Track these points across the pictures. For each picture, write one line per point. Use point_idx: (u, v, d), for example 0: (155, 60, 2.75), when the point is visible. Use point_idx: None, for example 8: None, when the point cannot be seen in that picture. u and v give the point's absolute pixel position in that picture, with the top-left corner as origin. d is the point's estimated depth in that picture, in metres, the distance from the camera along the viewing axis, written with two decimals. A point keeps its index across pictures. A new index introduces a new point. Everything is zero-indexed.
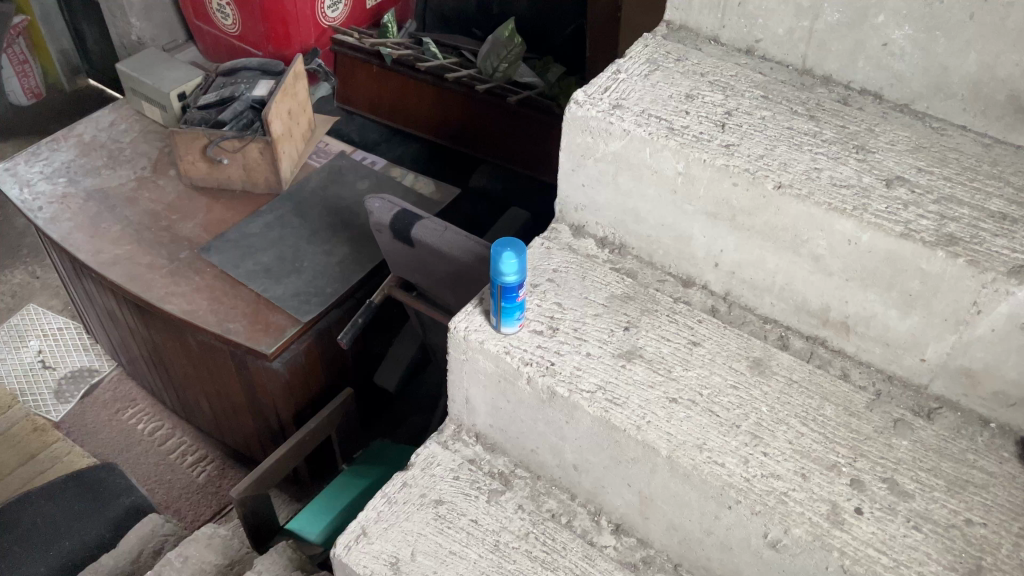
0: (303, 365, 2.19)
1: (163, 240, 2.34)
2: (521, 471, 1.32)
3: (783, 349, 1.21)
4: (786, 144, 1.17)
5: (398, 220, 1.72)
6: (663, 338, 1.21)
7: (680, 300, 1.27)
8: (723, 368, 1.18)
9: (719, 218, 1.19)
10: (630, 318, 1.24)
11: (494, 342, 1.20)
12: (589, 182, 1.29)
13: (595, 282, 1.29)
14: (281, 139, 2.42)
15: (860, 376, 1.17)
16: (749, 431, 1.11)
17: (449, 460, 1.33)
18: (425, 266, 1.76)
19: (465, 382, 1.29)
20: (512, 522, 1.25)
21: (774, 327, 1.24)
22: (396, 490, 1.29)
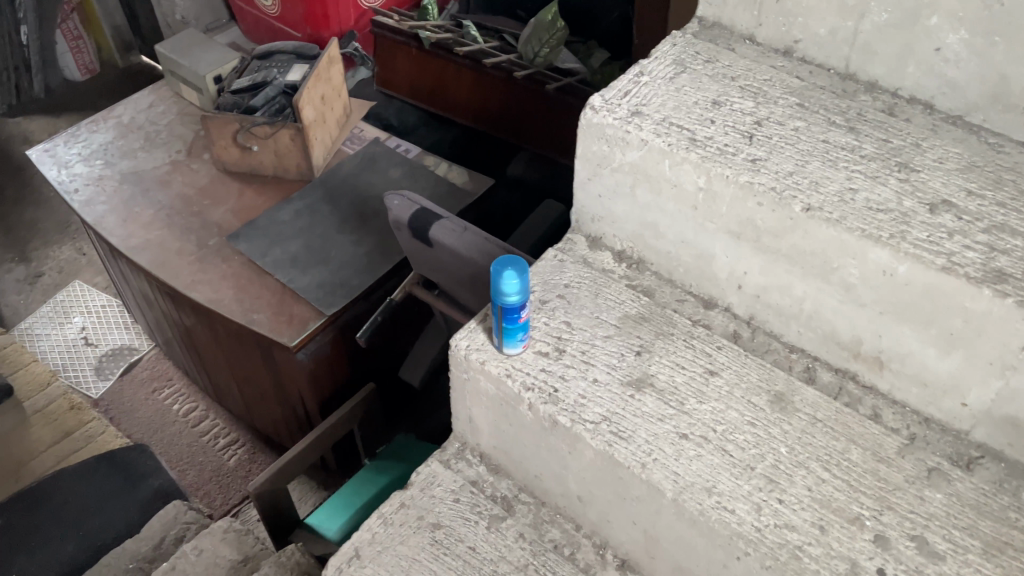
0: (327, 357, 2.15)
1: (193, 226, 2.32)
2: (526, 496, 1.25)
3: (808, 383, 1.10)
4: (819, 160, 1.06)
5: (417, 218, 1.65)
6: (678, 365, 1.12)
7: (699, 324, 1.17)
8: (742, 402, 1.08)
9: (743, 239, 1.09)
10: (643, 343, 1.15)
11: (493, 362, 1.13)
12: (605, 193, 1.20)
13: (608, 300, 1.20)
14: (313, 126, 2.37)
15: (893, 417, 1.07)
16: (764, 475, 1.02)
17: (450, 481, 1.26)
18: (445, 266, 1.69)
19: (468, 402, 1.22)
20: (511, 552, 1.19)
21: (801, 358, 1.13)
22: (393, 511, 1.23)
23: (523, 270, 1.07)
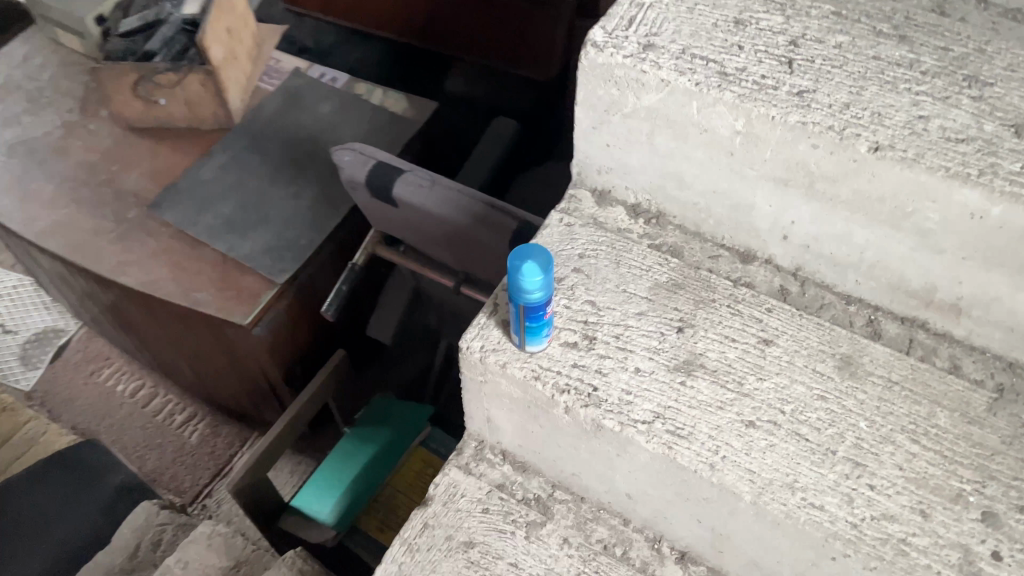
0: (286, 326, 1.94)
1: (105, 199, 2.03)
2: (561, 492, 1.12)
3: (875, 339, 0.97)
4: (876, 83, 0.89)
5: (374, 176, 1.43)
6: (727, 338, 0.98)
7: (741, 283, 1.02)
8: (807, 372, 0.95)
9: (792, 185, 0.92)
10: (683, 316, 0.99)
11: (516, 364, 0.96)
12: (616, 142, 1.01)
13: (633, 267, 1.03)
14: (224, 66, 2.07)
15: (974, 366, 0.95)
16: (849, 458, 0.89)
17: (475, 489, 1.12)
18: (414, 225, 1.49)
19: (486, 403, 1.06)
20: (557, 562, 1.06)
21: (861, 309, 1.00)
22: (416, 535, 1.09)
23: (545, 264, 0.88)
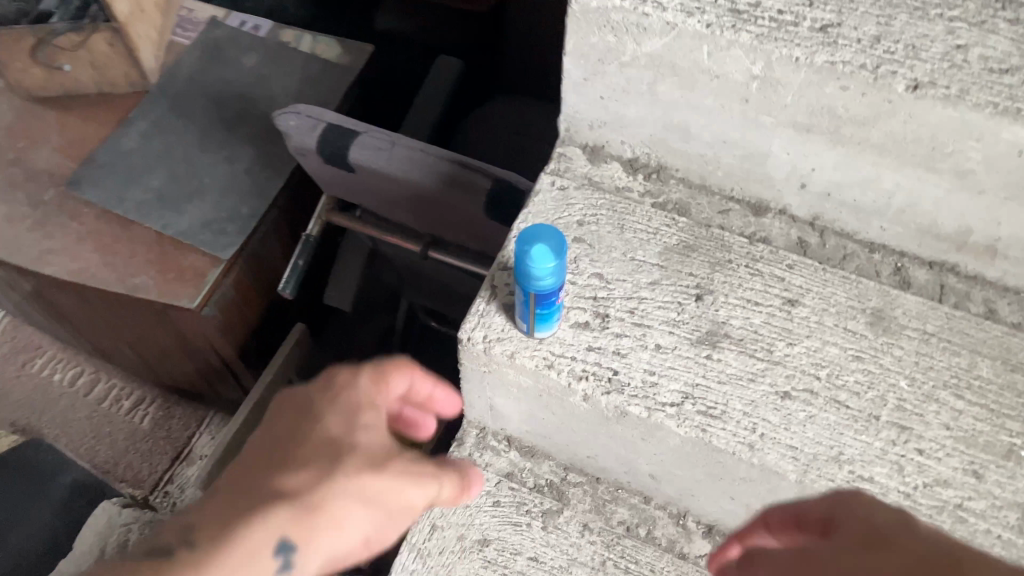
0: (238, 302, 1.72)
1: (11, 180, 1.75)
2: (575, 475, 1.05)
3: (904, 289, 0.91)
4: (908, 10, 0.78)
5: (326, 141, 1.29)
6: (750, 303, 0.90)
7: (757, 240, 0.94)
8: (838, 332, 0.88)
9: (814, 131, 0.84)
10: (701, 282, 0.91)
11: (526, 354, 0.87)
12: (611, 94, 0.91)
13: (638, 231, 0.94)
14: (133, 20, 1.78)
15: (1010, 309, 0.89)
16: (893, 422, 0.83)
17: (483, 481, 1.03)
18: (374, 190, 1.36)
19: (489, 392, 0.97)
20: (580, 551, 1.00)
21: (885, 257, 0.93)
22: (426, 540, 1.00)
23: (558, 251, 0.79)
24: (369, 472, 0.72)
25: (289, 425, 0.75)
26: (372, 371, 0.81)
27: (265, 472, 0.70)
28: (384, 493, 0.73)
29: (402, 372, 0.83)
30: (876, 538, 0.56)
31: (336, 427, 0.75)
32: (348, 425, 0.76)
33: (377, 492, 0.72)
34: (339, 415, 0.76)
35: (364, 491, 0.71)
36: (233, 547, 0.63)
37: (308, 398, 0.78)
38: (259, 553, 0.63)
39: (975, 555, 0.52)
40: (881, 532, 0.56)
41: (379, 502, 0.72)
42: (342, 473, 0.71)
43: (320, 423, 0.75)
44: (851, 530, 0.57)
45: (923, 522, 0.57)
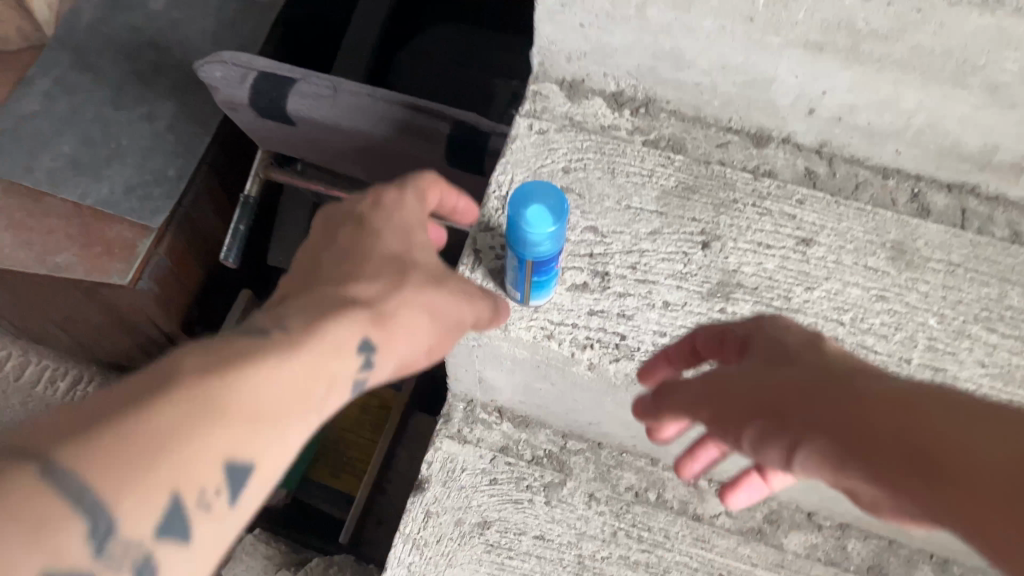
0: (174, 274, 1.51)
1: None
2: (575, 442, 0.97)
3: (924, 216, 0.83)
4: None
5: (260, 92, 1.15)
6: (762, 245, 0.81)
7: (761, 174, 0.85)
8: (859, 271, 0.81)
9: (827, 52, 0.74)
10: (706, 227, 0.82)
11: (522, 325, 0.78)
12: (593, 22, 0.79)
13: (631, 174, 0.84)
14: None
15: None
16: (926, 365, 0.77)
17: (476, 459, 0.95)
18: (318, 142, 1.23)
19: (477, 365, 0.87)
20: (588, 524, 0.92)
21: (901, 182, 0.85)
22: (420, 529, 0.92)
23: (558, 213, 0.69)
24: (430, 287, 0.64)
25: (341, 239, 0.65)
26: (420, 185, 0.70)
27: (324, 287, 0.61)
28: (445, 308, 0.65)
29: (437, 183, 0.72)
30: (778, 350, 0.57)
31: (394, 243, 0.65)
32: (402, 240, 0.66)
33: (441, 306, 0.65)
34: (391, 229, 0.66)
35: (429, 305, 0.64)
36: (315, 347, 0.54)
37: (353, 213, 0.67)
38: (341, 354, 0.56)
39: (862, 364, 0.53)
40: (787, 348, 0.57)
41: (442, 317, 0.65)
42: (406, 290, 0.62)
43: (376, 236, 0.65)
44: (760, 347, 0.58)
45: (831, 341, 0.57)
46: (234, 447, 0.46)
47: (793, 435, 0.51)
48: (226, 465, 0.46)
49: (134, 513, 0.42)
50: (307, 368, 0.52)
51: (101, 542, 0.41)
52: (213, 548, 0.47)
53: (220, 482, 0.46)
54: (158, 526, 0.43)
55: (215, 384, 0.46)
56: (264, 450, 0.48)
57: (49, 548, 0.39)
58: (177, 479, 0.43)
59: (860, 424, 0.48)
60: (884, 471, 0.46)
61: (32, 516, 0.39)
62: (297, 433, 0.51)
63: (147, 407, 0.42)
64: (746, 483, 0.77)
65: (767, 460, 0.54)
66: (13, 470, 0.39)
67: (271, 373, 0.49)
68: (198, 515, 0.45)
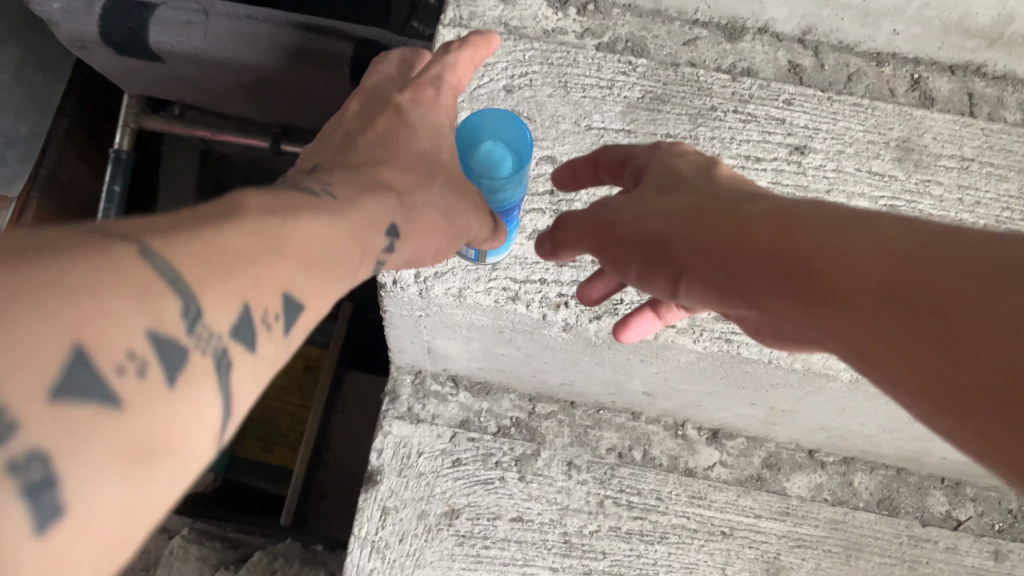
0: None
1: None
2: (544, 405, 0.84)
3: (927, 106, 0.71)
4: None
5: (113, 29, 0.93)
6: (751, 159, 0.68)
7: (739, 73, 0.71)
8: (863, 178, 0.68)
9: None
10: (683, 142, 0.68)
11: (479, 289, 0.64)
12: None
13: (588, 88, 0.69)
14: None
15: None
16: None
17: (433, 439, 0.81)
18: (196, 80, 1.03)
19: (424, 336, 0.73)
20: (570, 497, 0.80)
21: (897, 68, 0.73)
22: (378, 529, 0.78)
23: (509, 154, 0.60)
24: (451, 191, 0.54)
25: (378, 122, 0.58)
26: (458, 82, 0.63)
27: (350, 163, 0.52)
28: (460, 221, 0.54)
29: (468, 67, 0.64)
30: (668, 175, 0.53)
31: (426, 141, 0.57)
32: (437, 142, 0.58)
33: (456, 207, 0.54)
34: (423, 126, 0.59)
35: (443, 204, 0.53)
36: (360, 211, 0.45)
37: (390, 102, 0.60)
38: (375, 229, 0.45)
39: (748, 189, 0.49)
40: (678, 174, 0.52)
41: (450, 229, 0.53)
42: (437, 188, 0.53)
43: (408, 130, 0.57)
44: (653, 178, 0.53)
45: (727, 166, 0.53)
46: (296, 279, 0.36)
47: (669, 259, 0.47)
48: (288, 293, 0.35)
49: (216, 304, 0.31)
50: (353, 232, 0.42)
51: (191, 325, 0.30)
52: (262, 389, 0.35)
53: (283, 313, 0.35)
54: (232, 334, 0.32)
55: (283, 224, 0.37)
56: (318, 295, 0.37)
57: (140, 311, 0.28)
58: (251, 284, 0.33)
59: (730, 236, 0.44)
60: (751, 286, 0.42)
61: (124, 273, 0.28)
62: (337, 293, 0.40)
63: (224, 226, 0.33)
64: (636, 321, 0.61)
65: (656, 289, 0.51)
66: (99, 241, 0.29)
67: (323, 223, 0.40)
68: (262, 341, 0.34)
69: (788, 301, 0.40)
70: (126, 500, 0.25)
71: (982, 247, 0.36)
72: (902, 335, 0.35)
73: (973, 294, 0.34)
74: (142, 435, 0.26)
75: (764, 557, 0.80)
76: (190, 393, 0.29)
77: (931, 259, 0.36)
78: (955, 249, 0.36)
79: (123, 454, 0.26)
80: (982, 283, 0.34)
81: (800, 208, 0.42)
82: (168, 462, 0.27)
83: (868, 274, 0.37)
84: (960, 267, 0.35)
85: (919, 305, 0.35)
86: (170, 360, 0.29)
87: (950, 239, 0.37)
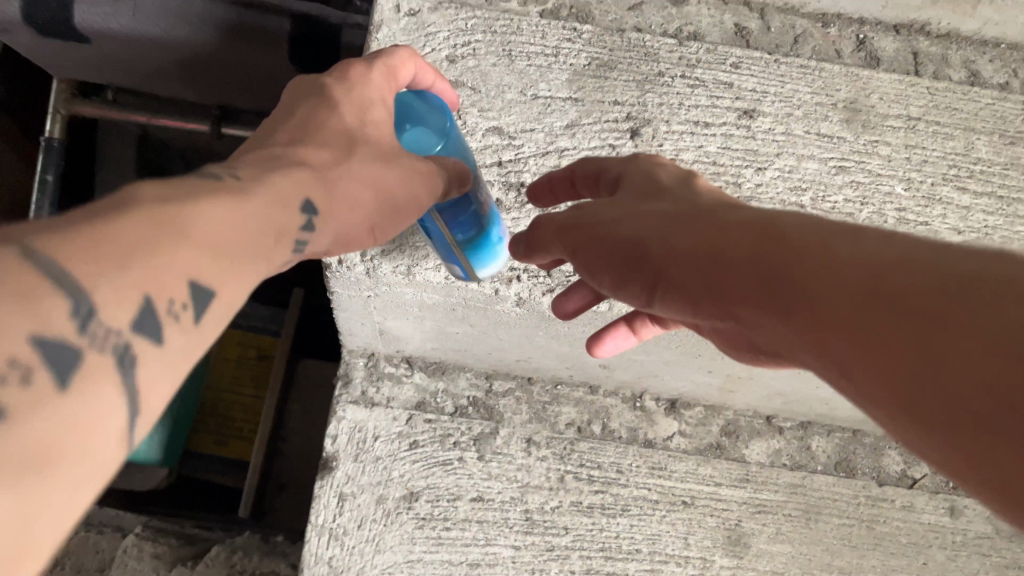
0: None
1: None
2: (501, 382, 0.83)
3: (873, 66, 0.71)
4: None
5: (34, 8, 0.88)
6: (699, 126, 0.67)
7: (686, 37, 0.70)
8: (813, 141, 0.68)
9: None
10: (632, 110, 0.67)
11: (429, 266, 0.62)
12: None
13: (533, 56, 0.67)
14: None
15: (994, 68, 0.72)
16: None
17: (389, 423, 0.79)
18: (127, 61, 0.99)
19: (374, 317, 0.71)
20: (530, 474, 0.79)
21: (842, 28, 0.72)
22: (336, 517, 0.77)
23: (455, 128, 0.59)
24: (377, 163, 0.50)
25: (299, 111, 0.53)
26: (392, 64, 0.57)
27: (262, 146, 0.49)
28: (397, 189, 0.49)
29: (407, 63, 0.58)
30: (645, 185, 0.52)
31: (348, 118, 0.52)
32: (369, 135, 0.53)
33: (387, 181, 0.49)
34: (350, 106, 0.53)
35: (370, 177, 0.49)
36: (277, 184, 0.42)
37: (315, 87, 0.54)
38: (292, 205, 0.42)
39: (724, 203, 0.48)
40: (654, 184, 0.52)
41: (389, 195, 0.49)
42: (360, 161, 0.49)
43: (327, 114, 0.52)
44: (629, 184, 0.53)
45: (701, 180, 0.53)
46: (203, 266, 0.34)
47: (645, 265, 0.45)
48: (196, 279, 0.34)
49: (111, 299, 0.30)
50: (265, 213, 0.40)
51: (84, 324, 0.29)
52: (173, 383, 0.34)
53: (190, 303, 0.34)
54: (133, 328, 0.31)
55: (184, 205, 0.35)
56: (236, 281, 0.36)
57: (23, 318, 0.28)
58: (155, 277, 0.32)
59: (707, 240, 0.42)
60: (727, 295, 0.41)
61: (7, 280, 0.28)
62: (255, 278, 0.39)
63: (125, 215, 0.32)
64: (611, 336, 0.62)
65: (633, 301, 0.49)
66: None
67: (234, 204, 0.38)
68: (169, 333, 0.33)
69: (764, 312, 0.39)
70: (27, 510, 0.25)
71: (971, 262, 0.34)
72: (880, 348, 0.33)
73: (956, 308, 0.32)
74: (34, 441, 0.27)
75: (726, 524, 0.80)
76: (84, 394, 0.29)
77: (917, 271, 0.34)
78: (940, 263, 0.34)
79: (17, 463, 0.26)
80: (972, 294, 0.32)
81: (785, 223, 0.41)
82: (63, 463, 0.27)
83: (849, 285, 0.35)
84: (949, 280, 0.33)
85: (900, 314, 0.33)
86: (59, 364, 0.28)
87: (941, 254, 0.35)
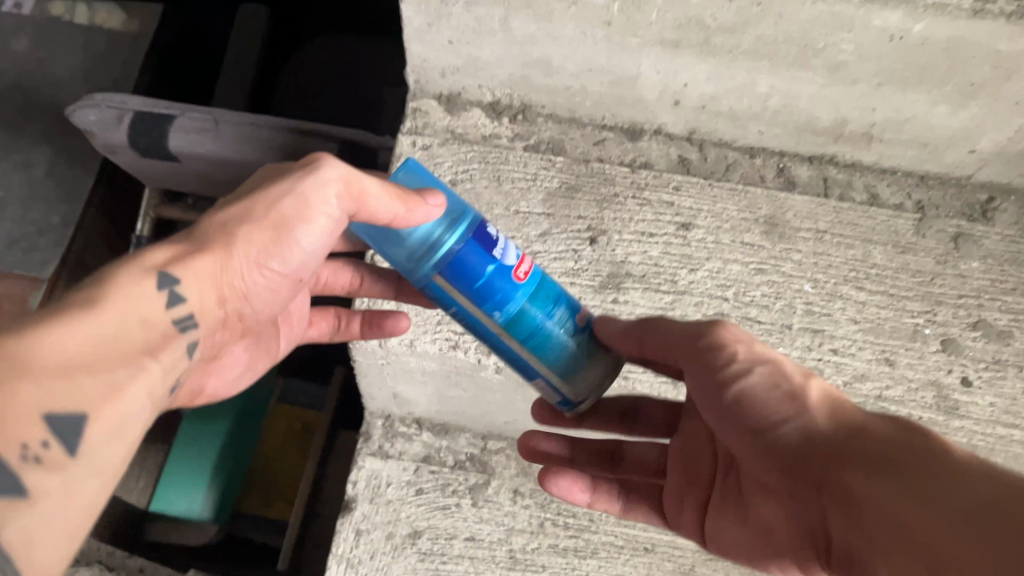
0: None
1: None
2: (494, 442, 1.00)
3: (790, 190, 0.89)
4: None
5: (140, 138, 1.13)
6: (644, 236, 0.86)
7: (637, 166, 0.89)
8: (737, 248, 0.86)
9: (684, 45, 0.77)
10: (592, 223, 0.86)
11: (427, 339, 0.81)
12: (461, 37, 0.80)
13: (517, 181, 0.87)
14: None
15: (891, 191, 0.90)
16: (806, 328, 0.83)
17: (399, 472, 0.96)
18: (209, 177, 1.22)
19: (388, 381, 0.89)
20: (515, 519, 0.95)
21: (766, 159, 0.91)
22: (352, 548, 0.93)
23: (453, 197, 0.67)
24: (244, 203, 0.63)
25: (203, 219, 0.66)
26: None
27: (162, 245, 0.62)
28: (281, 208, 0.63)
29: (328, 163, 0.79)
30: None
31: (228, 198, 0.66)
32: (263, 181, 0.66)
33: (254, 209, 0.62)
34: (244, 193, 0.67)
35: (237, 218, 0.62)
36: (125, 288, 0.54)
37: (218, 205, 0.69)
38: (140, 298, 0.55)
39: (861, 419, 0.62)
40: None
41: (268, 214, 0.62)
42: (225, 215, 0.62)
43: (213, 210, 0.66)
44: None
45: None
46: (53, 398, 0.47)
47: (803, 437, 0.60)
48: (47, 415, 0.46)
49: None
50: (109, 329, 0.52)
51: None
52: (64, 499, 0.48)
53: (50, 439, 0.47)
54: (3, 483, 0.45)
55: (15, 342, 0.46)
56: (99, 403, 0.49)
57: None
58: (7, 436, 0.45)
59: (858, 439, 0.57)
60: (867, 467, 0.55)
61: None
62: (118, 375, 0.51)
63: None
64: (565, 481, 0.78)
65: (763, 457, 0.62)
66: None
67: (75, 328, 0.49)
68: (38, 466, 0.47)
69: (889, 484, 0.53)
70: None
71: None
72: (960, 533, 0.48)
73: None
74: None
75: (681, 568, 0.94)
76: None
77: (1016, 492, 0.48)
78: None
79: None
80: None
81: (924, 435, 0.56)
82: None
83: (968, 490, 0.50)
84: None
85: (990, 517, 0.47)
86: None
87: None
